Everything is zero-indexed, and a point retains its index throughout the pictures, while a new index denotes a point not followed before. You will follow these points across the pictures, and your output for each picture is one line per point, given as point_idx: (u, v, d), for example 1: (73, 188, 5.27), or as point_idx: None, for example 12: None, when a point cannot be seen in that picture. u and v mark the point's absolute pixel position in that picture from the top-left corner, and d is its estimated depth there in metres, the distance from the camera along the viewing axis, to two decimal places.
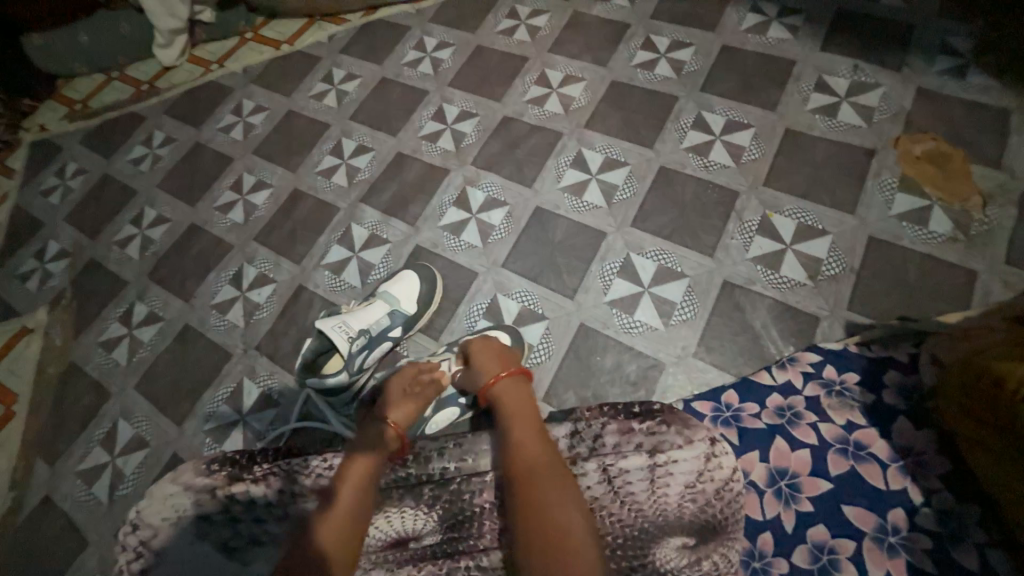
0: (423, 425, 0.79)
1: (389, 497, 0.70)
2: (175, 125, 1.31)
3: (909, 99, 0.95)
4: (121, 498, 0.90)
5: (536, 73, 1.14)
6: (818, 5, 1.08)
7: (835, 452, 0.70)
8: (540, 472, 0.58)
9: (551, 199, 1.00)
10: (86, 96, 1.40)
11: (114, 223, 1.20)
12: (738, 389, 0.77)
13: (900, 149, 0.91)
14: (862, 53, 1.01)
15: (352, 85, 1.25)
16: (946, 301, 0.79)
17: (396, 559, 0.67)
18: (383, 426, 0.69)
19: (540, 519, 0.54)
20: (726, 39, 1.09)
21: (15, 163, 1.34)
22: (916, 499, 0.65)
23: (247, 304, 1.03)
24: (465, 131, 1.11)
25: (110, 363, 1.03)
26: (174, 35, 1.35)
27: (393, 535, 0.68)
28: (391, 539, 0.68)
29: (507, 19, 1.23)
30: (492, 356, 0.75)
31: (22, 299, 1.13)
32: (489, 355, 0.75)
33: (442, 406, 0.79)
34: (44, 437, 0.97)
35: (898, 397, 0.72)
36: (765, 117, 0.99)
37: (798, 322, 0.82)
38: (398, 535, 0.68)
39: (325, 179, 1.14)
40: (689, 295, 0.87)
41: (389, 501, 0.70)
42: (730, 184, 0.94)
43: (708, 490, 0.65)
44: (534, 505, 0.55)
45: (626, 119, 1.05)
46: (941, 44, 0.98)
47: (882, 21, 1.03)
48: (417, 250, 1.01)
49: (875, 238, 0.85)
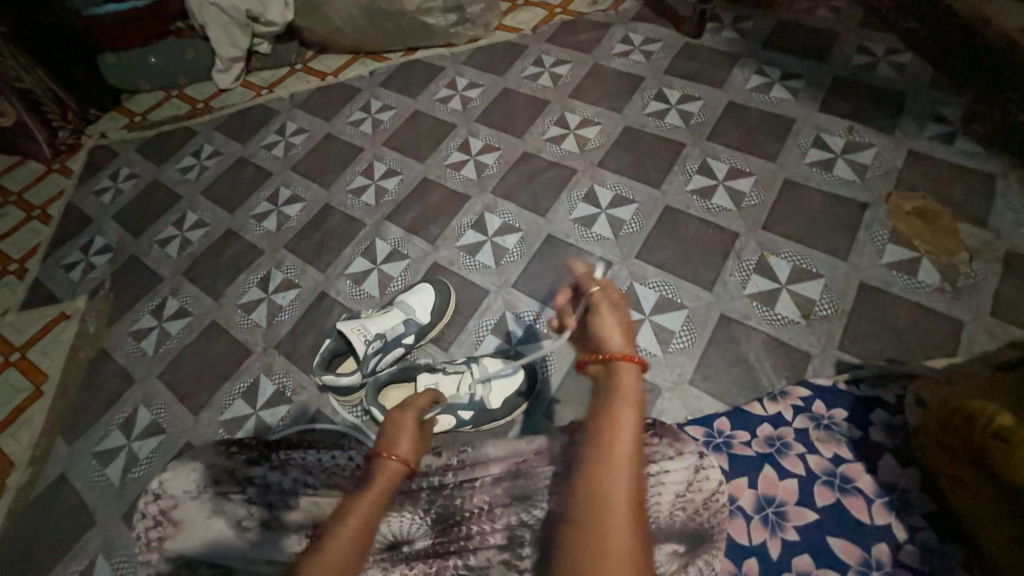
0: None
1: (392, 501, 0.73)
2: (223, 140, 1.43)
3: (900, 160, 1.02)
4: (132, 481, 0.94)
5: (556, 115, 1.25)
6: (817, 71, 1.18)
7: (822, 484, 0.72)
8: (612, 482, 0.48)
9: (563, 228, 1.07)
10: (146, 110, 1.54)
11: (158, 224, 1.30)
12: (730, 417, 0.80)
13: (891, 205, 0.97)
14: (857, 116, 1.10)
15: (387, 115, 1.37)
16: (934, 347, 0.83)
17: (391, 560, 0.68)
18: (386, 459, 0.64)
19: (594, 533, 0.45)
20: (731, 96, 1.19)
21: (74, 164, 1.46)
22: (900, 535, 0.67)
23: (272, 306, 1.10)
24: (488, 162, 1.21)
25: (138, 352, 1.09)
26: (233, 62, 1.50)
27: (389, 539, 0.70)
28: (386, 542, 0.70)
29: (533, 66, 1.36)
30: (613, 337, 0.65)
31: (64, 288, 1.22)
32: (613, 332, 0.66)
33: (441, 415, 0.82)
34: (68, 416, 1.03)
35: (884, 434, 0.74)
36: (765, 167, 1.07)
37: (790, 357, 0.86)
38: (392, 539, 0.70)
39: (355, 196, 1.23)
40: (688, 325, 0.91)
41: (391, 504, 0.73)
42: (730, 226, 1.01)
43: (697, 500, 0.67)
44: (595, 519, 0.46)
45: (636, 161, 1.13)
46: (930, 112, 1.07)
47: (877, 88, 1.12)
48: (434, 266, 1.08)
49: (865, 284, 0.90)
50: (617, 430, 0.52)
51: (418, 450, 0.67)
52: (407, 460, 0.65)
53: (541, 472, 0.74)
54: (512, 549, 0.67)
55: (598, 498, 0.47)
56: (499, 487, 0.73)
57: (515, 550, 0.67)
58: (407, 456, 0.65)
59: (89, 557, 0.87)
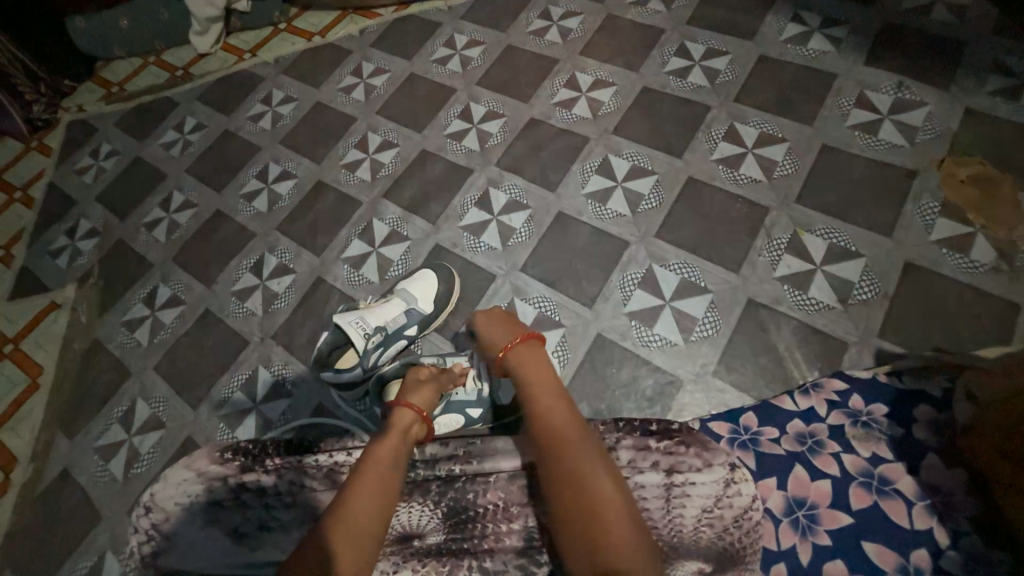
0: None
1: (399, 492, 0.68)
2: (207, 112, 1.33)
3: (955, 120, 0.91)
4: (136, 477, 0.92)
5: (566, 76, 1.13)
6: (863, 17, 1.04)
7: (858, 485, 0.67)
8: (575, 454, 0.55)
9: (574, 205, 0.98)
10: (123, 79, 1.43)
11: (144, 206, 1.22)
12: (758, 412, 0.75)
13: (944, 172, 0.87)
14: (907, 70, 0.97)
15: (380, 79, 1.25)
16: (985, 334, 0.75)
17: (402, 553, 0.65)
18: (402, 406, 0.66)
19: (585, 509, 0.51)
20: (764, 49, 1.05)
21: (53, 141, 1.38)
22: (942, 542, 0.62)
23: (267, 293, 1.04)
24: (491, 131, 1.10)
25: (133, 343, 1.05)
26: (210, 22, 1.37)
27: (399, 530, 0.66)
28: (397, 533, 0.66)
29: (540, 20, 1.22)
30: (501, 325, 0.71)
31: (52, 275, 1.17)
32: (497, 325, 0.71)
33: (447, 411, 0.76)
34: (66, 411, 1.00)
35: (929, 432, 0.68)
36: (801, 131, 0.96)
37: (824, 346, 0.79)
38: (399, 530, 0.66)
39: (349, 172, 1.14)
40: (712, 311, 0.84)
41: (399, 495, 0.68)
42: (761, 200, 0.91)
43: (727, 517, 0.64)
44: (576, 495, 0.53)
45: (656, 127, 1.02)
46: (993, 63, 0.94)
47: (932, 36, 0.99)
48: (436, 249, 1.01)
49: (912, 263, 0.81)
50: (551, 405, 0.60)
51: (432, 401, 0.69)
52: (421, 410, 0.67)
53: None
54: (529, 554, 0.64)
55: (568, 464, 0.54)
56: (514, 484, 0.67)
57: (533, 555, 0.64)
58: (422, 406, 0.68)
59: (97, 553, 0.86)
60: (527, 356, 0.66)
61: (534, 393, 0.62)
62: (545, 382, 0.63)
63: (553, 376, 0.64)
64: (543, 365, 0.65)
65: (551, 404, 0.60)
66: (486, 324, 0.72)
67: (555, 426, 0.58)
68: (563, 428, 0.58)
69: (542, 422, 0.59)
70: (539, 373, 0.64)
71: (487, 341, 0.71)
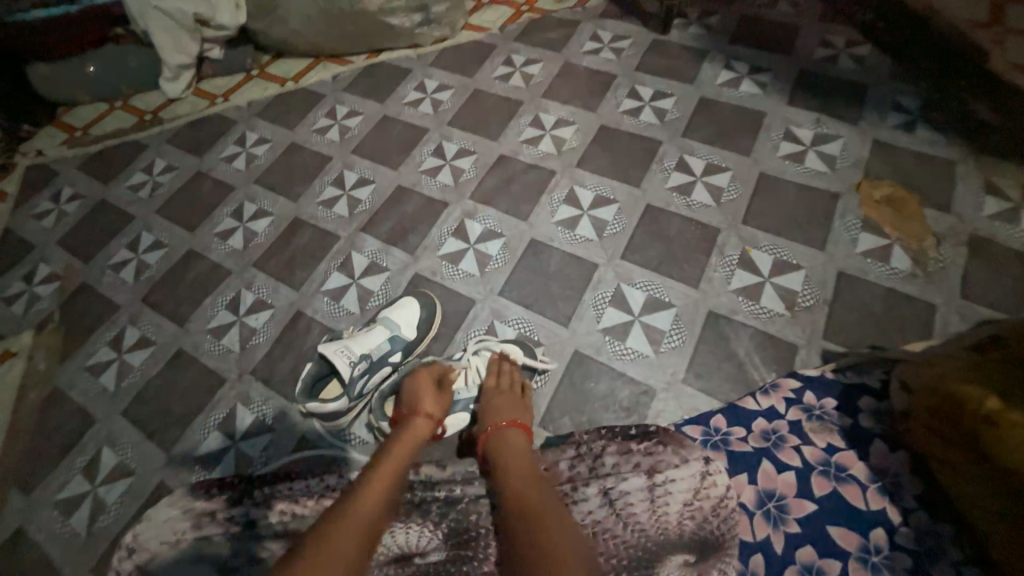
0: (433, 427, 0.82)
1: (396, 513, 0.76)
2: (177, 154, 1.34)
3: (866, 149, 1.05)
4: (100, 530, 0.86)
5: (531, 116, 1.23)
6: (783, 65, 1.20)
7: (818, 474, 0.73)
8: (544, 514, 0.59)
9: (545, 232, 1.05)
10: (87, 124, 1.43)
11: (110, 248, 1.20)
12: (725, 414, 0.81)
13: (862, 194, 1.00)
14: (823, 108, 1.13)
15: (355, 121, 1.31)
16: (911, 331, 0.86)
17: (401, 572, 0.71)
18: (417, 415, 0.76)
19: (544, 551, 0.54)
20: (703, 91, 1.20)
21: (8, 186, 1.34)
22: (895, 519, 0.69)
23: (244, 329, 1.03)
24: (464, 167, 1.18)
25: (97, 389, 1.01)
26: (182, 69, 1.40)
27: (398, 550, 0.73)
28: (397, 553, 0.73)
29: (504, 66, 1.33)
30: (500, 405, 0.80)
31: (6, 323, 1.11)
32: (496, 404, 0.80)
33: (452, 410, 0.83)
34: (20, 466, 0.94)
35: (873, 421, 0.76)
36: (740, 161, 1.08)
37: (779, 350, 0.87)
38: (399, 551, 0.73)
39: (326, 208, 1.17)
40: (677, 324, 0.91)
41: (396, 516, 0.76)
42: (711, 222, 1.01)
43: (706, 507, 0.72)
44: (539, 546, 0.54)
45: (615, 160, 1.13)
46: (891, 102, 1.11)
47: (840, 80, 1.16)
48: (415, 278, 1.04)
49: (844, 273, 0.92)
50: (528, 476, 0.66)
51: (441, 407, 0.80)
52: (431, 418, 0.77)
53: (562, 483, 0.76)
54: None
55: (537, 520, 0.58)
56: None
57: None
58: (432, 414, 0.78)
59: None
60: (508, 435, 0.75)
61: (514, 466, 0.68)
62: (524, 462, 0.69)
63: (532, 461, 0.71)
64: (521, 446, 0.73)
65: (528, 477, 0.66)
66: (488, 403, 0.81)
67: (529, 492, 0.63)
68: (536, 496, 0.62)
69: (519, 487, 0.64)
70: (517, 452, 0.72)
71: (481, 415, 0.80)
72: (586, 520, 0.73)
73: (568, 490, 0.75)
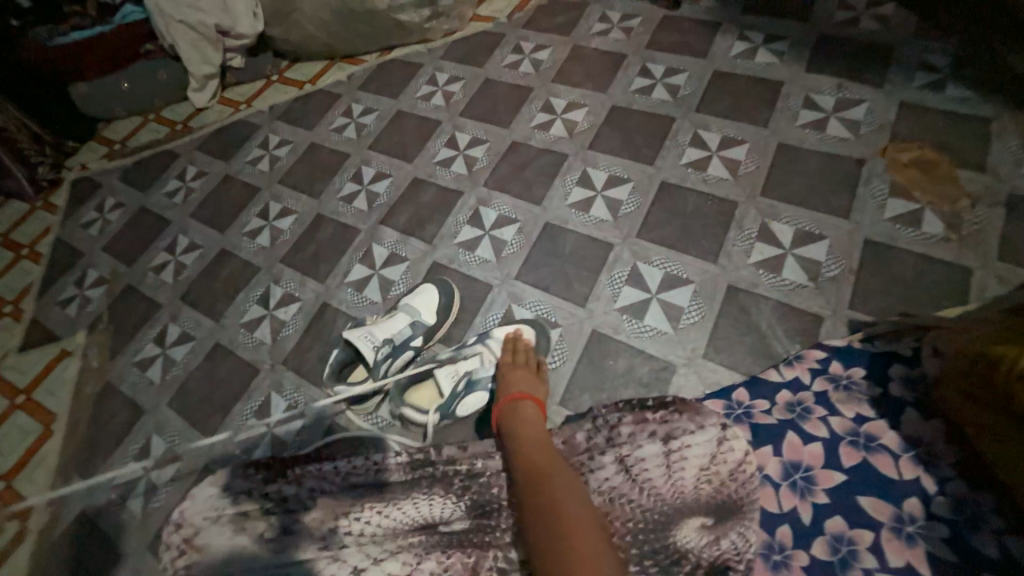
0: (457, 404, 0.86)
1: (419, 485, 0.79)
2: (207, 160, 1.40)
3: (893, 112, 1.01)
4: (153, 511, 0.92)
5: (541, 101, 1.23)
6: (801, 31, 1.16)
7: (847, 444, 0.71)
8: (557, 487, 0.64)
9: (559, 215, 1.06)
10: (125, 137, 1.52)
11: (150, 251, 1.28)
12: (748, 387, 0.80)
13: (888, 158, 0.96)
14: (845, 73, 1.08)
15: (370, 117, 1.35)
16: (944, 297, 0.82)
17: (426, 541, 0.74)
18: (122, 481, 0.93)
19: (554, 530, 0.58)
20: (717, 64, 1.17)
21: (58, 199, 1.44)
22: (930, 488, 0.66)
23: (274, 322, 1.08)
24: (477, 156, 1.19)
25: (144, 382, 1.08)
26: (207, 79, 1.47)
27: (423, 519, 0.76)
28: (422, 522, 0.76)
29: (513, 54, 1.34)
30: (522, 375, 0.82)
31: (62, 324, 1.20)
32: (515, 374, 0.82)
33: (472, 390, 0.87)
34: (81, 454, 1.02)
35: (904, 389, 0.74)
36: (758, 133, 1.05)
37: (803, 322, 0.85)
38: (425, 520, 0.76)
39: (346, 204, 1.21)
40: (696, 300, 0.91)
41: (418, 489, 0.79)
42: (729, 197, 0.99)
43: (723, 472, 0.71)
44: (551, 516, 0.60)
45: (627, 140, 1.12)
46: (919, 60, 1.05)
47: (863, 42, 1.11)
48: (434, 266, 1.07)
49: (871, 241, 0.89)
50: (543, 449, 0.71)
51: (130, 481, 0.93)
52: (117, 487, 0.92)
53: (579, 453, 0.77)
54: None
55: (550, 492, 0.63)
56: None
57: None
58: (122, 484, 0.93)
59: None
60: (520, 408, 0.77)
61: (530, 440, 0.72)
62: (540, 436, 0.73)
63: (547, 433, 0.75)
64: (531, 417, 0.76)
65: (543, 451, 0.70)
66: (507, 373, 0.83)
67: (543, 465, 0.68)
68: (549, 468, 0.67)
69: (534, 460, 0.69)
70: (528, 425, 0.75)
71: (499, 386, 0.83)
72: (602, 487, 0.73)
73: (584, 460, 0.76)
